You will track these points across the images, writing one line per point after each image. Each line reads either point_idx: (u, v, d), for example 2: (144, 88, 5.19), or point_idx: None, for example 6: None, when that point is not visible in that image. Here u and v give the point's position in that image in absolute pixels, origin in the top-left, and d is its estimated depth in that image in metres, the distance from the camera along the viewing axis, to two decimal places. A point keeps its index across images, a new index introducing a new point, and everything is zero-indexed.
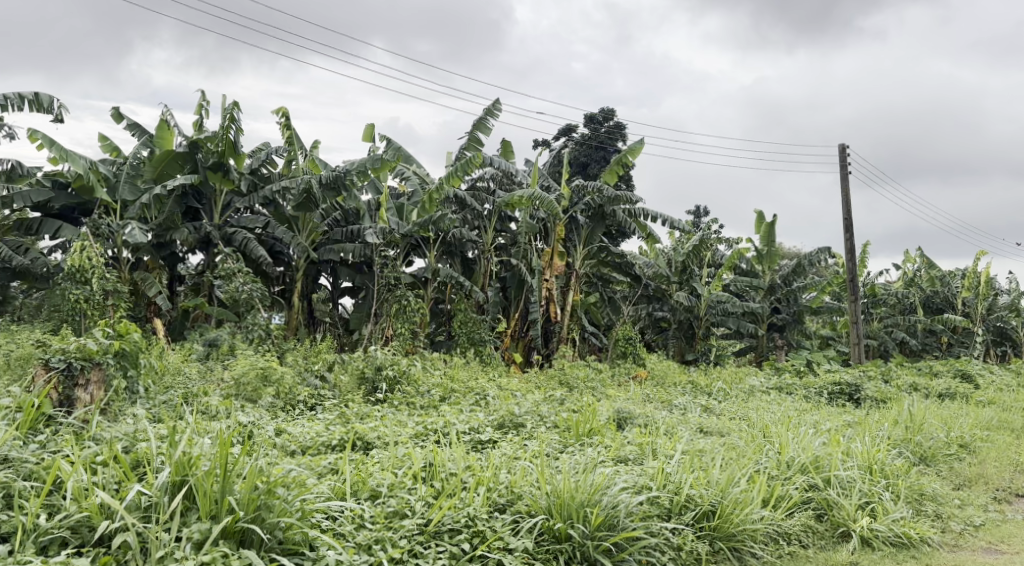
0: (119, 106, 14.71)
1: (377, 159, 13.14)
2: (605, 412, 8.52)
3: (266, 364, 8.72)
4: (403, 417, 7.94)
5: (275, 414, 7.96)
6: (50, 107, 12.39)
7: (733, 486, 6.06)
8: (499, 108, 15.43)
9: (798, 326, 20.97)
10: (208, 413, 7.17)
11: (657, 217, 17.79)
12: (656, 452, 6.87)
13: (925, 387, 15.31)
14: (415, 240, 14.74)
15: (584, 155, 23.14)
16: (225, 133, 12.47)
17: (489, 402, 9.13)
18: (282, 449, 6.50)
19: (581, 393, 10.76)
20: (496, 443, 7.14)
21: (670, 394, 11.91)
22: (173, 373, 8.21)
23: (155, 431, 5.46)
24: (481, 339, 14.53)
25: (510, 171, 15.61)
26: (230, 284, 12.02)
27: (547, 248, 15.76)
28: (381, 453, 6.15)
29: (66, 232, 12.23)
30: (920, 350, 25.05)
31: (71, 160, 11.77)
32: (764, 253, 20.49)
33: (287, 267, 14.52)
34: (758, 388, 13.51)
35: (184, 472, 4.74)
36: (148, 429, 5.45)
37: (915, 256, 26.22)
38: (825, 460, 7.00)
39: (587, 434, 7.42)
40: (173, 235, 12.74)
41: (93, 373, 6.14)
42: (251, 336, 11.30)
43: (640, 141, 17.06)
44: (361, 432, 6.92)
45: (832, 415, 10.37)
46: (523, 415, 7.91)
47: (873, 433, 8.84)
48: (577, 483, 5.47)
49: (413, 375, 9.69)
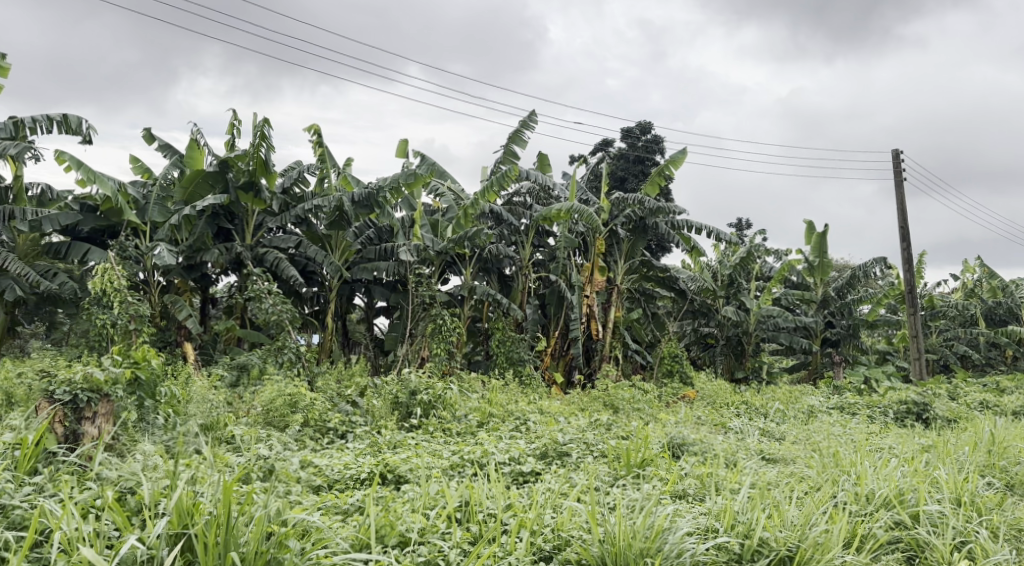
0: (150, 127, 14.47)
1: (411, 174, 12.67)
2: (658, 440, 7.90)
3: (294, 390, 8.24)
4: (438, 445, 7.38)
5: (303, 445, 7.44)
6: (79, 128, 12.11)
7: (812, 528, 5.47)
8: (535, 119, 14.91)
9: (853, 340, 19.92)
10: (231, 445, 6.70)
11: (701, 229, 17.09)
12: (720, 486, 6.28)
13: (998, 405, 14.43)
14: (451, 257, 14.22)
15: (622, 170, 22.48)
16: (256, 151, 12.10)
17: (531, 427, 8.52)
18: (306, 484, 5.96)
19: (629, 416, 10.12)
20: (539, 475, 6.54)
21: (724, 416, 11.21)
22: (199, 397, 7.73)
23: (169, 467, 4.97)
24: (521, 358, 13.94)
25: (548, 184, 15.04)
26: (260, 305, 11.33)
27: (587, 263, 15.07)
28: (413, 490, 5.58)
29: (93, 255, 11.77)
30: (983, 365, 24.03)
31: (100, 181, 11.44)
32: (815, 264, 19.54)
33: (320, 287, 14.07)
34: (817, 408, 12.74)
35: (184, 522, 4.26)
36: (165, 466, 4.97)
37: (975, 266, 25.11)
38: (910, 494, 6.50)
39: (639, 463, 6.78)
40: (203, 256, 12.33)
41: (100, 405, 5.67)
42: (282, 359, 10.81)
43: (683, 150, 16.43)
44: (392, 464, 6.36)
45: (902, 439, 9.63)
46: (568, 443, 7.28)
47: (954, 461, 8.12)
48: (635, 527, 4.87)
49: (448, 398, 9.13)
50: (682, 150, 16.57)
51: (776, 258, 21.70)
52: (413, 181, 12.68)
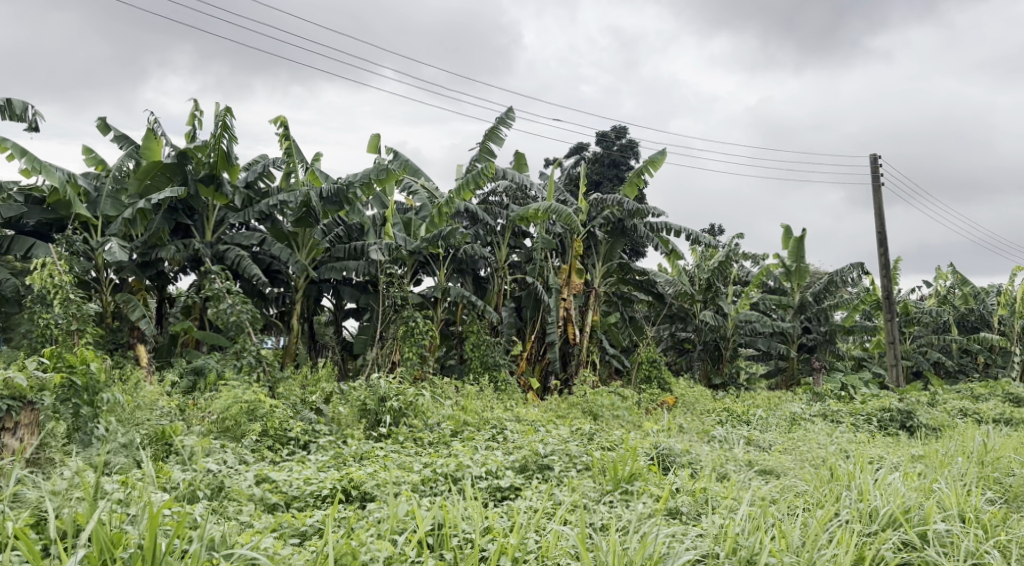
0: (104, 117, 13.73)
1: (382, 169, 12.03)
2: (644, 452, 7.37)
3: (252, 397, 7.57)
4: (409, 457, 6.81)
5: (260, 457, 6.86)
6: (24, 114, 11.42)
7: (820, 554, 5.00)
8: (512, 116, 14.39)
9: (830, 346, 19.61)
10: (181, 457, 6.10)
11: (679, 232, 16.67)
12: (714, 503, 5.80)
13: (977, 412, 14.15)
14: (423, 257, 13.64)
15: (597, 173, 22.03)
16: (218, 142, 11.49)
17: (507, 437, 7.98)
18: (260, 503, 5.39)
19: (610, 424, 9.60)
20: (518, 491, 6.00)
21: (705, 423, 10.76)
22: (147, 404, 7.11)
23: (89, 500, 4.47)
24: (495, 363, 13.36)
25: (524, 183, 14.52)
26: (218, 306, 10.58)
27: (565, 264, 14.57)
28: (381, 509, 5.02)
29: (38, 250, 11.02)
30: (956, 371, 23.88)
31: (47, 172, 10.76)
32: (793, 269, 19.17)
33: (286, 288, 13.43)
34: (800, 415, 12.32)
35: (105, 557, 3.81)
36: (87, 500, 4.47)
37: (947, 273, 24.97)
38: (917, 510, 6.02)
39: (628, 478, 6.23)
40: (159, 253, 11.59)
41: (24, 415, 5.33)
42: (241, 364, 9.92)
43: (661, 150, 16.01)
44: (358, 479, 5.76)
45: (891, 449, 9.23)
46: (550, 455, 6.72)
47: (952, 473, 7.66)
48: (629, 555, 4.45)
49: (421, 405, 8.58)
50: (661, 150, 16.15)
51: (754, 263, 21.35)
52: (385, 177, 12.07)
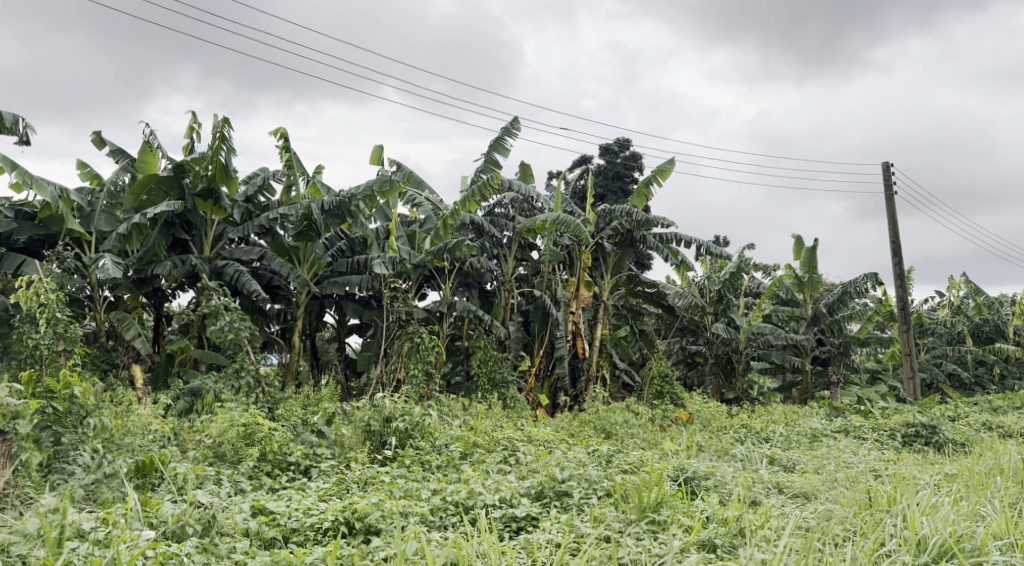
0: (99, 131, 13.35)
1: (386, 181, 11.62)
2: (667, 474, 6.92)
3: (249, 419, 7.08)
4: (416, 483, 6.37)
5: (258, 484, 6.44)
6: (15, 127, 11.05)
7: None
8: (517, 126, 14.01)
9: (845, 358, 19.10)
10: (172, 487, 5.68)
11: (688, 243, 16.22)
12: (749, 534, 5.33)
13: (1004, 427, 13.63)
14: (428, 271, 13.18)
15: (601, 185, 21.64)
16: (215, 154, 11.08)
17: (520, 460, 7.54)
18: (256, 538, 4.96)
19: (625, 444, 9.14)
20: (535, 521, 5.54)
21: (724, 441, 10.28)
22: (138, 429, 6.72)
23: (59, 555, 4.16)
24: (504, 379, 12.91)
25: (530, 195, 14.10)
26: (215, 323, 10.11)
27: (573, 277, 14.12)
28: (386, 548, 4.62)
29: (28, 267, 10.58)
30: (973, 383, 23.33)
31: (38, 187, 10.37)
32: (805, 280, 18.67)
33: (287, 304, 13.01)
34: (821, 431, 11.81)
35: None
36: (59, 555, 4.15)
37: (960, 283, 24.50)
38: (969, 540, 5.54)
39: (654, 507, 5.75)
40: (155, 269, 11.18)
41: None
42: (238, 386, 9.41)
43: (669, 160, 15.61)
44: (363, 510, 5.30)
45: (923, 468, 8.72)
46: (568, 480, 6.24)
47: (993, 496, 7.15)
48: None
49: (428, 426, 8.17)
50: (669, 160, 15.74)
51: (765, 274, 20.91)
52: (389, 188, 11.66)
